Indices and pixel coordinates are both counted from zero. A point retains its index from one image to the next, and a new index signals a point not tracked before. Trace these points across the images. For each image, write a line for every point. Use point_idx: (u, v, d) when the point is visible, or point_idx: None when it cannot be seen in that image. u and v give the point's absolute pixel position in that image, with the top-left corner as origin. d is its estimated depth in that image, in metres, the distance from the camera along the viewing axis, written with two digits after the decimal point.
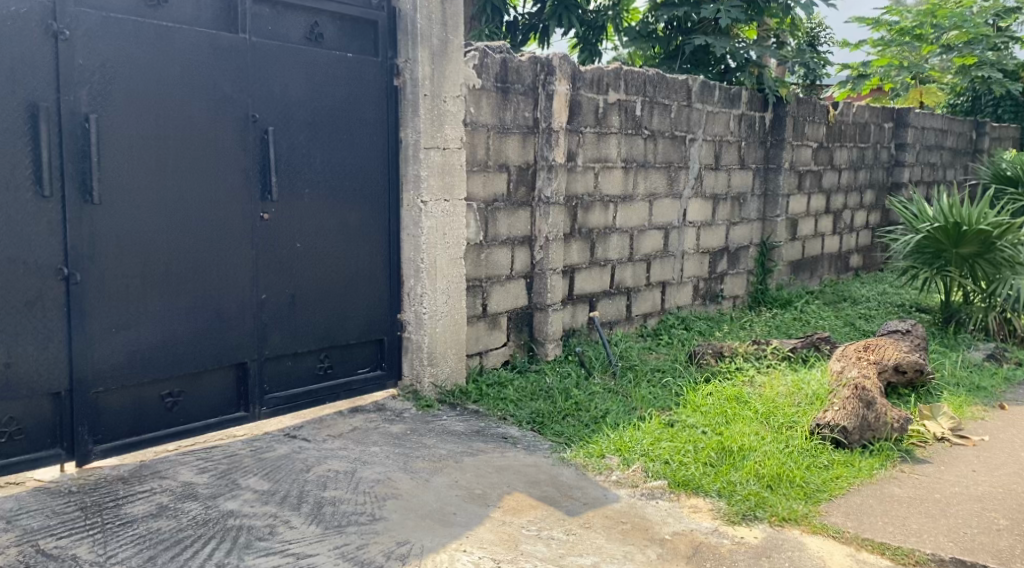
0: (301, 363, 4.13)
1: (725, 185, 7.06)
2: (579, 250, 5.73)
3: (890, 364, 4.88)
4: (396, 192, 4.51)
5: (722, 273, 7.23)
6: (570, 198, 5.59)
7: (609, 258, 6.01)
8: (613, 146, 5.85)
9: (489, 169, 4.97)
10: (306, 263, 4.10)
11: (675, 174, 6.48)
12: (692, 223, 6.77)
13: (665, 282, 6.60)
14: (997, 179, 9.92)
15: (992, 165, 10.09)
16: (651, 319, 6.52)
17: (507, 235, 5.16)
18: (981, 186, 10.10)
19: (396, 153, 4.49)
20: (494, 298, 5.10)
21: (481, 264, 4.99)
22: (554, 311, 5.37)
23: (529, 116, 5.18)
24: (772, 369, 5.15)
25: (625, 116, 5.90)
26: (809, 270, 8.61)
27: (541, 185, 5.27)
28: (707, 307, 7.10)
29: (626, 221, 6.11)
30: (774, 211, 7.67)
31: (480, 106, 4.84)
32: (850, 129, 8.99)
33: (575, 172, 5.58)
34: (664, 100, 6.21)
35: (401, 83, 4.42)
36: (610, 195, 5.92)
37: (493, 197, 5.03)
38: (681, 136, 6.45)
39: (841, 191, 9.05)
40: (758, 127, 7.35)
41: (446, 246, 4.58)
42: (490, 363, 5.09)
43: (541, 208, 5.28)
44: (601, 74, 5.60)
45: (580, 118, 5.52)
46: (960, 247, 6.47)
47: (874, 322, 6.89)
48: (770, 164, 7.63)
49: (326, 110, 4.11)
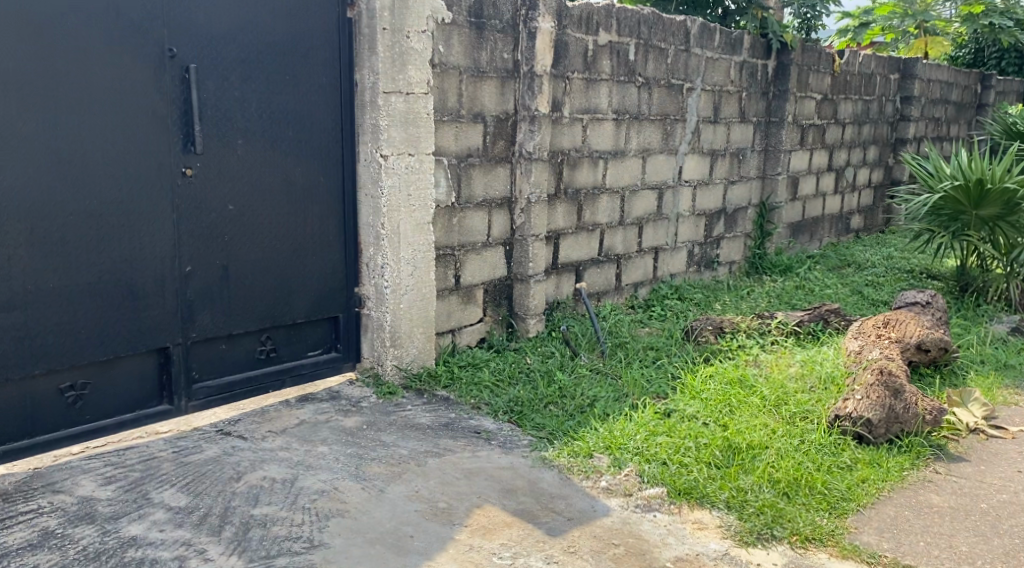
0: (239, 346, 3.53)
1: (724, 140, 6.44)
2: (563, 213, 5.13)
3: (913, 343, 4.35)
4: (350, 144, 3.88)
5: (719, 237, 6.66)
6: (555, 153, 4.97)
7: (597, 221, 5.41)
8: (603, 95, 5.20)
9: (461, 119, 4.34)
10: (243, 229, 3.48)
11: (671, 127, 5.86)
12: (688, 182, 6.17)
13: (658, 247, 6.02)
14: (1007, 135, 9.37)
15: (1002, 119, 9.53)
16: (642, 289, 5.95)
17: (483, 196, 4.54)
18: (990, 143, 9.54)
19: (350, 99, 3.85)
20: (468, 268, 4.50)
21: (453, 230, 4.38)
22: (537, 282, 4.78)
23: (508, 58, 4.53)
24: (778, 347, 4.60)
25: (617, 61, 5.25)
26: (810, 232, 8.05)
27: (523, 138, 4.65)
28: (702, 274, 6.54)
29: (617, 180, 5.50)
30: (775, 169, 7.07)
31: (451, 45, 4.19)
32: (856, 80, 8.37)
33: (561, 124, 4.94)
34: (660, 43, 5.56)
35: (354, 15, 3.80)
36: (599, 151, 5.29)
37: (467, 153, 4.41)
38: (679, 85, 5.82)
39: (845, 147, 8.46)
40: (760, 76, 6.72)
41: (411, 209, 3.96)
42: (464, 341, 4.51)
43: (522, 165, 4.66)
44: (590, 11, 4.95)
45: (567, 61, 4.87)
46: (981, 209, 5.92)
47: (883, 289, 6.35)
48: (772, 118, 7.00)
49: (263, 45, 3.47)
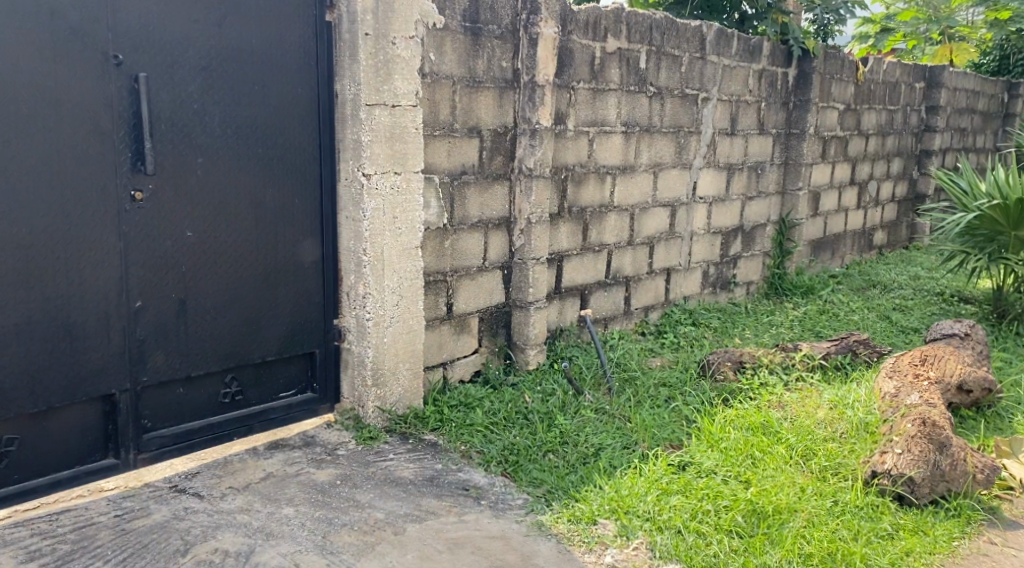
0: (199, 389, 3.14)
1: (741, 153, 6.02)
2: (568, 233, 4.72)
3: (953, 383, 3.94)
4: (330, 161, 3.48)
5: (736, 256, 6.24)
6: (559, 169, 4.57)
7: (605, 242, 5.01)
8: (612, 105, 4.80)
9: (455, 133, 3.94)
10: (204, 258, 3.08)
11: (685, 140, 5.45)
12: (702, 198, 5.75)
13: (671, 268, 5.61)
14: None
15: None
16: (653, 313, 5.54)
17: (478, 216, 4.14)
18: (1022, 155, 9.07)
19: (329, 111, 3.46)
20: (461, 295, 4.09)
21: (444, 255, 3.98)
22: (538, 309, 4.37)
23: (506, 67, 4.14)
24: (804, 386, 4.18)
25: (627, 69, 4.85)
26: (831, 249, 7.62)
27: (522, 153, 4.26)
28: (717, 296, 6.12)
29: (626, 197, 5.09)
30: (795, 183, 6.64)
31: (443, 52, 3.80)
32: (880, 89, 7.95)
33: (565, 137, 4.54)
34: (674, 50, 5.15)
35: (335, 19, 3.40)
36: (607, 166, 4.89)
37: (460, 170, 4.01)
38: (694, 94, 5.41)
39: (868, 160, 8.03)
40: (780, 85, 6.31)
41: (396, 233, 3.57)
42: (457, 376, 4.10)
43: (522, 182, 4.27)
44: (597, 16, 4.56)
45: (572, 70, 4.48)
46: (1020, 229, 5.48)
47: (913, 315, 5.92)
48: (792, 129, 6.58)
49: (227, 51, 3.07)
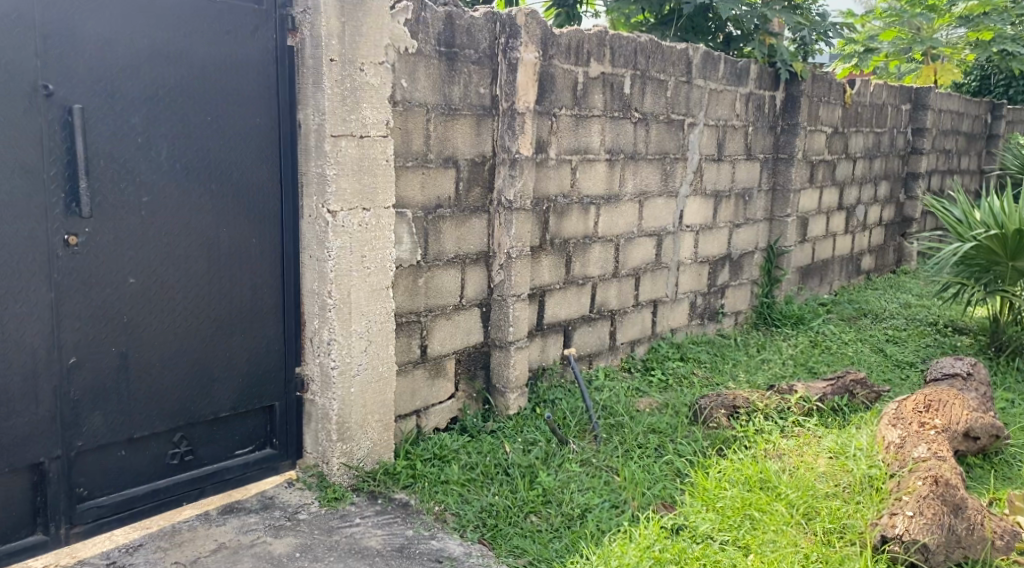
0: (143, 451, 2.83)
1: (729, 180, 5.81)
2: (550, 267, 4.46)
3: (960, 430, 3.71)
4: (292, 197, 3.20)
5: (724, 285, 6.01)
6: (541, 199, 4.31)
7: (589, 275, 4.75)
8: (595, 133, 4.56)
9: (429, 164, 3.66)
10: (149, 307, 2.79)
11: (671, 167, 5.22)
12: (689, 227, 5.52)
13: (657, 300, 5.36)
14: None
15: None
16: (639, 347, 5.27)
17: (454, 251, 3.86)
18: None
19: (291, 143, 3.18)
20: (436, 337, 3.80)
21: (418, 294, 3.68)
22: (519, 349, 4.08)
23: (484, 93, 3.89)
24: (801, 432, 3.93)
25: (611, 94, 4.62)
26: (820, 276, 7.42)
27: (501, 184, 4.00)
28: (705, 328, 5.88)
29: (611, 227, 4.84)
30: (783, 210, 6.42)
31: (416, 78, 3.54)
32: (867, 112, 7.79)
33: (547, 166, 4.29)
34: (659, 74, 4.93)
35: (297, 44, 3.13)
36: (591, 196, 4.64)
37: (435, 203, 3.73)
38: (680, 120, 5.19)
39: (855, 184, 7.85)
40: (768, 109, 6.12)
41: (365, 274, 3.28)
42: (431, 424, 3.82)
43: (501, 215, 4.01)
44: (580, 39, 4.32)
45: (553, 95, 4.23)
46: (1018, 260, 5.28)
47: (907, 347, 5.71)
48: (780, 154, 6.38)
49: (176, 79, 2.80)
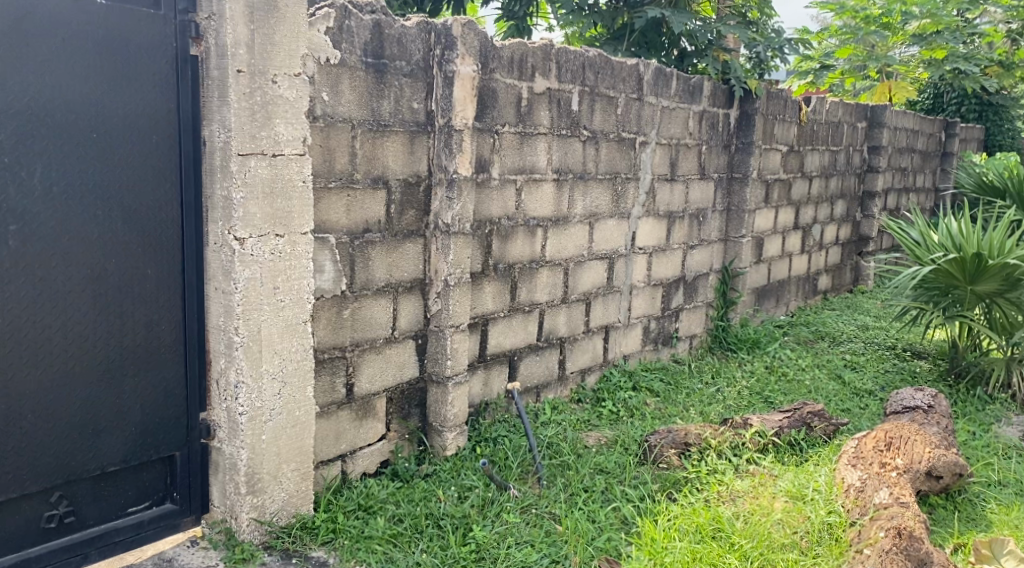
0: (11, 516, 2.52)
1: (682, 200, 5.59)
2: (494, 293, 4.13)
3: (922, 469, 3.51)
4: (195, 223, 2.87)
5: (678, 308, 5.76)
6: (483, 222, 4.01)
7: (536, 301, 4.44)
8: (541, 151, 4.30)
9: (355, 185, 3.35)
10: (19, 347, 2.49)
11: (623, 187, 4.98)
12: (642, 249, 5.27)
13: (609, 325, 5.07)
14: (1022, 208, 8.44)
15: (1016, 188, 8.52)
16: (591, 376, 4.96)
17: (385, 279, 3.54)
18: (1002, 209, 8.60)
19: (194, 163, 2.85)
20: (364, 373, 3.48)
21: (343, 327, 3.37)
22: (457, 385, 3.77)
23: (418, 109, 3.60)
24: (757, 472, 3.70)
25: (558, 111, 4.37)
26: (776, 297, 7.24)
27: (438, 207, 3.69)
28: (659, 353, 5.61)
29: (559, 250, 4.56)
30: (738, 230, 6.22)
31: (340, 92, 3.23)
32: (822, 130, 7.67)
33: (489, 187, 4.01)
34: (609, 90, 4.70)
35: (201, 52, 2.81)
36: (538, 218, 4.36)
37: (362, 227, 3.41)
38: (631, 138, 4.96)
39: (811, 203, 7.72)
40: (721, 126, 5.94)
41: (278, 307, 2.97)
42: (358, 469, 3.50)
43: (438, 240, 3.70)
44: (523, 52, 4.06)
45: (495, 112, 3.96)
46: (978, 284, 5.13)
47: (865, 373, 5.52)
48: (735, 172, 6.19)
49: (53, 91, 2.50)
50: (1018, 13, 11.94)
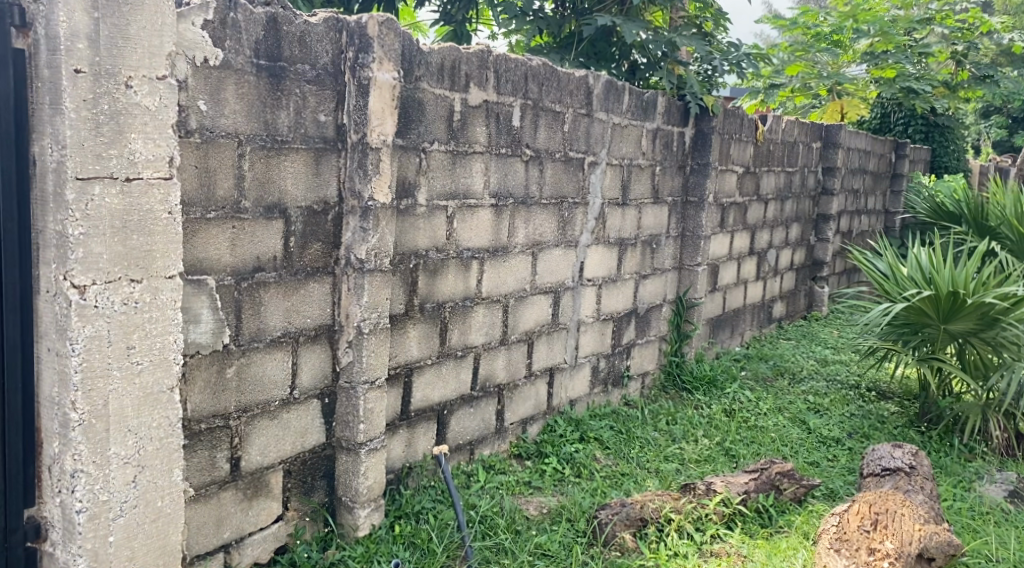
0: None
1: (634, 226, 5.06)
2: (418, 339, 3.52)
3: (913, 553, 3.01)
4: (18, 266, 2.22)
5: (630, 344, 5.21)
6: (407, 254, 3.41)
7: (471, 344, 3.83)
8: (476, 173, 3.73)
9: (243, 214, 2.73)
10: None
11: (570, 213, 4.43)
12: (591, 281, 4.72)
13: (553, 367, 4.48)
14: (977, 232, 8.16)
15: (971, 212, 8.25)
16: (533, 425, 4.34)
17: (281, 327, 2.92)
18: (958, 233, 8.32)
19: (18, 189, 2.20)
20: (254, 444, 2.85)
21: (227, 390, 2.74)
22: (372, 452, 3.16)
23: (327, 122, 2.99)
24: (723, 555, 3.19)
25: (496, 127, 3.80)
26: (730, 327, 6.78)
27: (349, 239, 3.08)
28: (609, 396, 5.04)
29: (497, 285, 3.96)
30: (693, 257, 5.72)
31: (222, 100, 2.61)
32: (778, 150, 7.28)
33: (414, 214, 3.41)
34: (554, 104, 4.16)
35: (29, 46, 2.16)
36: (473, 248, 3.77)
37: (252, 265, 2.79)
38: (579, 158, 4.42)
39: (766, 226, 7.31)
40: (676, 146, 5.47)
41: (132, 372, 2.33)
42: (246, 561, 2.87)
43: (349, 279, 3.09)
44: (455, 59, 3.49)
45: (421, 126, 3.38)
46: (951, 324, 4.72)
47: (829, 416, 5.07)
48: (689, 196, 5.71)
49: None
50: (965, 35, 11.70)
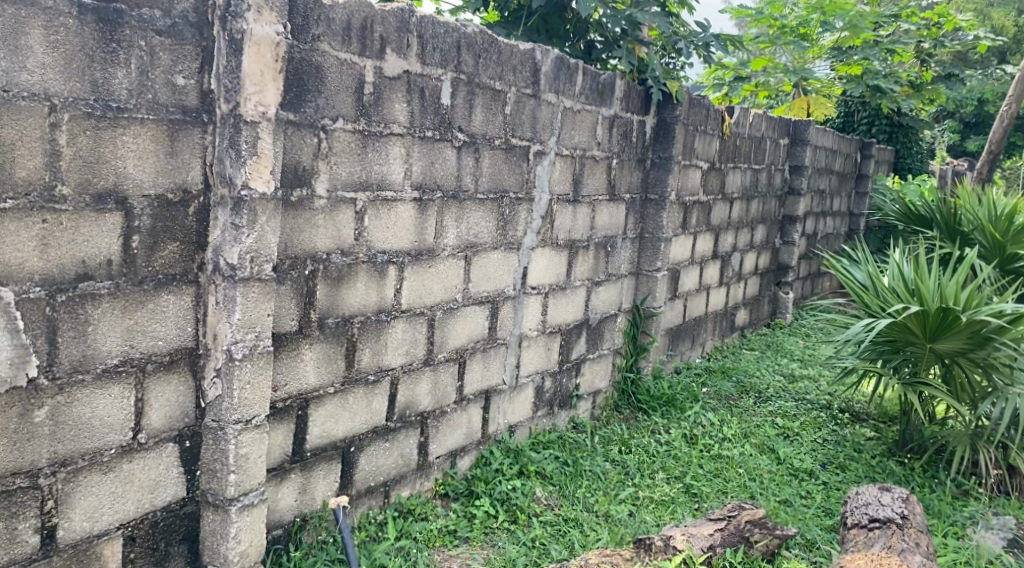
0: None
1: (587, 226, 4.45)
2: (316, 362, 2.85)
3: None
4: None
5: (580, 359, 4.59)
6: (300, 258, 2.74)
7: (386, 366, 3.17)
8: (395, 160, 3.07)
9: (58, 204, 2.08)
10: None
11: (511, 210, 3.79)
12: (537, 289, 4.08)
13: (490, 390, 3.83)
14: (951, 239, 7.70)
15: (943, 220, 7.80)
16: (463, 458, 3.70)
17: (120, 353, 2.25)
18: (931, 241, 7.86)
19: None
20: (77, 506, 2.19)
21: (35, 438, 2.09)
22: (246, 509, 2.50)
23: (187, 86, 2.32)
24: None
25: (421, 104, 3.14)
26: (691, 337, 6.22)
27: (218, 238, 2.42)
28: (555, 419, 4.41)
29: (421, 295, 3.30)
30: (652, 261, 5.13)
31: (24, 48, 1.97)
32: (744, 145, 6.74)
33: (309, 207, 2.74)
34: (493, 81, 3.52)
35: None
36: (390, 250, 3.11)
37: (73, 272, 2.12)
38: (523, 146, 3.78)
39: (730, 228, 6.77)
40: (635, 137, 4.87)
41: None
42: None
43: (219, 291, 2.43)
44: (366, 18, 2.84)
45: (320, 98, 2.72)
46: (938, 342, 4.17)
47: (799, 443, 4.52)
48: (649, 193, 5.11)
49: None
50: (930, 32, 11.38)
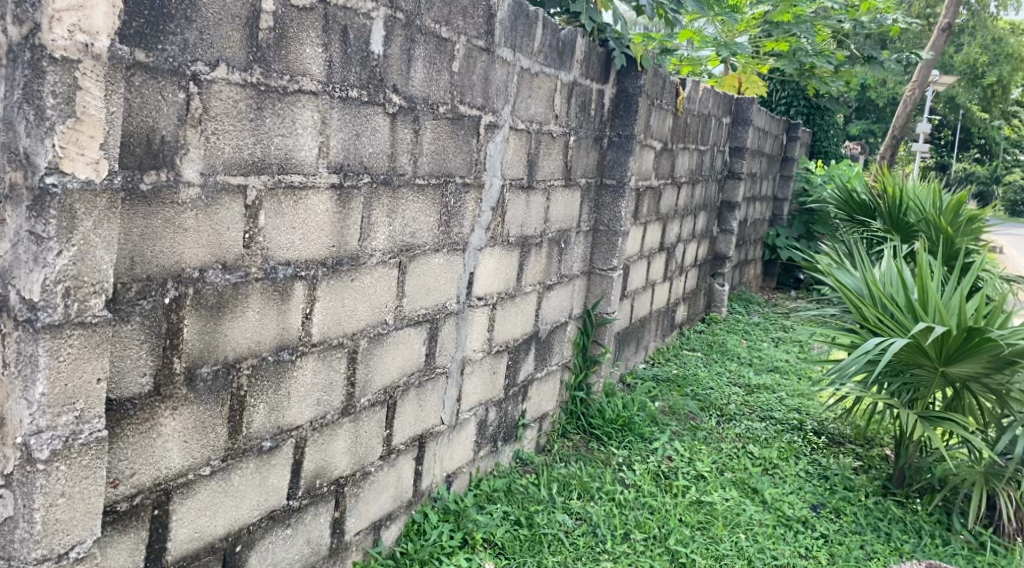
0: None
1: (540, 217, 3.58)
2: (184, 434, 1.89)
3: None
4: None
5: (527, 382, 3.74)
6: (156, 279, 1.77)
7: (288, 425, 2.22)
8: (306, 131, 2.10)
9: None
10: None
11: (456, 200, 2.88)
12: (483, 300, 3.20)
13: (425, 435, 2.93)
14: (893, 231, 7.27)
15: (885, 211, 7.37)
16: (389, 528, 2.80)
17: None
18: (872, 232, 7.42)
19: None
20: None
21: None
22: None
23: None
24: None
25: (342, 52, 2.18)
26: (635, 341, 5.47)
27: (9, 257, 1.45)
28: (498, 457, 3.55)
29: (339, 320, 2.36)
30: (607, 258, 4.32)
31: None
32: (694, 122, 6.01)
33: (170, 201, 1.76)
34: (439, 26, 2.58)
35: None
36: (297, 261, 2.15)
37: None
38: (472, 115, 2.87)
39: (676, 216, 6.05)
40: (594, 109, 4.02)
41: None
42: None
43: (10, 346, 1.46)
44: None
45: (190, 29, 1.74)
46: (953, 367, 3.55)
47: (782, 480, 3.84)
48: (606, 177, 4.28)
49: None
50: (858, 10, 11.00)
